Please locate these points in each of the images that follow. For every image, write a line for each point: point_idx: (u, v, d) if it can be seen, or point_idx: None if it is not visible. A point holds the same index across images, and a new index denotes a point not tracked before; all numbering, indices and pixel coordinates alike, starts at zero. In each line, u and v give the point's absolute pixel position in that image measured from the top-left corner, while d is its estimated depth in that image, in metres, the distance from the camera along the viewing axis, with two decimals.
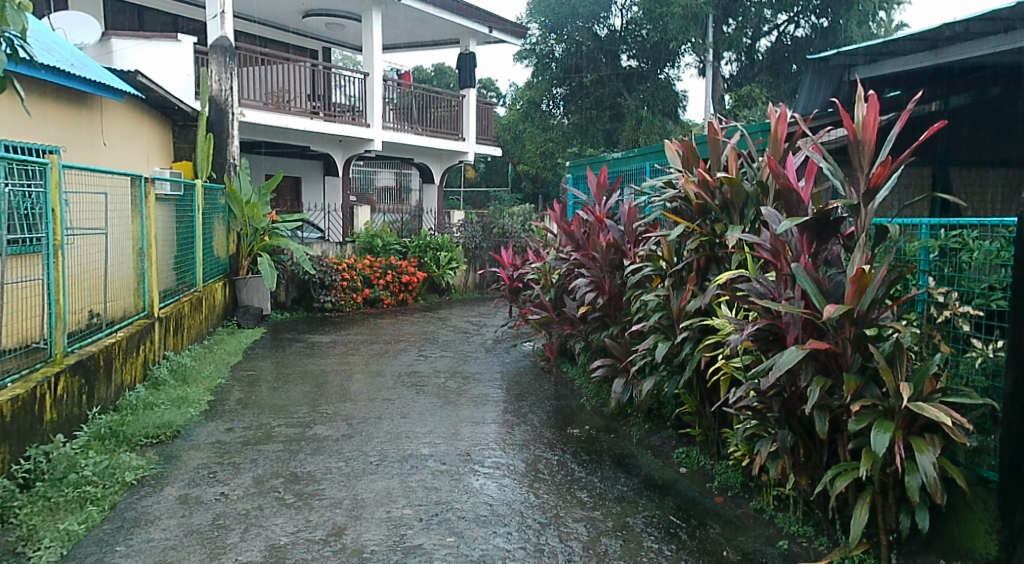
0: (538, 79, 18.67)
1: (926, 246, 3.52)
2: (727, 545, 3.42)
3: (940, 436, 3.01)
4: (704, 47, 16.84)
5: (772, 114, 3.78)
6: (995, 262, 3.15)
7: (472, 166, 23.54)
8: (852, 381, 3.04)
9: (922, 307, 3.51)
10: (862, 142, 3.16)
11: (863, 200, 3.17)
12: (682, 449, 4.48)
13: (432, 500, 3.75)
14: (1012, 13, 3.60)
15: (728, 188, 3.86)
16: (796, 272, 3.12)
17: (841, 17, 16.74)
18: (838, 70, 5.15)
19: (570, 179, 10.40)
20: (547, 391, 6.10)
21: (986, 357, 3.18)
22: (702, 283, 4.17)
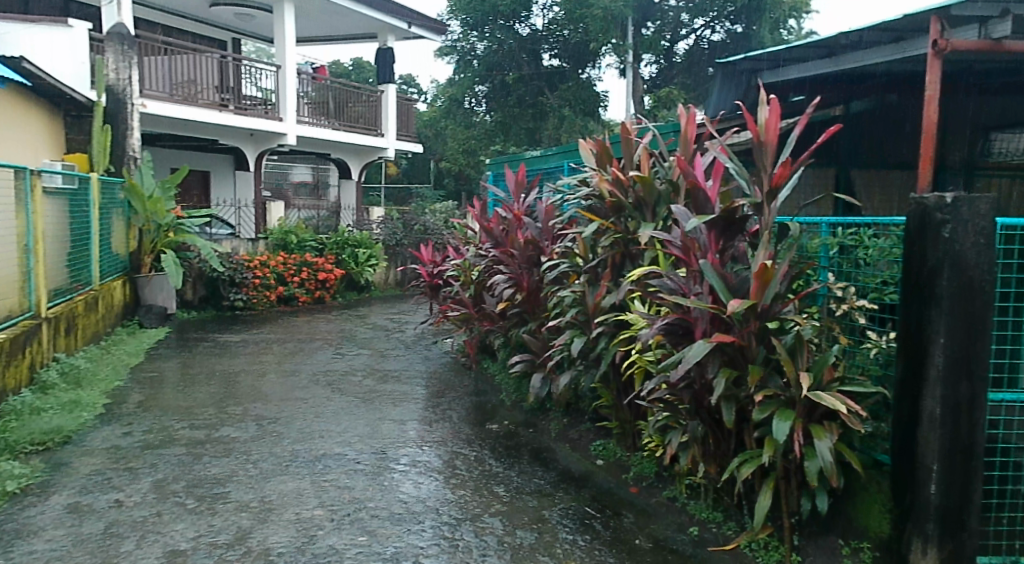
0: (460, 76, 18.92)
1: (826, 244, 3.71)
2: (640, 533, 3.54)
3: (837, 424, 3.18)
4: (624, 48, 16.95)
5: (682, 114, 3.87)
6: (888, 258, 3.36)
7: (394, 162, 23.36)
8: (755, 372, 3.18)
9: (822, 301, 3.69)
10: (765, 143, 3.26)
11: (766, 199, 3.29)
12: (599, 441, 4.55)
13: (344, 499, 3.70)
14: (902, 25, 3.80)
15: (641, 186, 3.95)
16: (704, 268, 3.22)
17: (755, 23, 17.28)
18: (746, 74, 5.45)
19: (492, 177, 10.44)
20: (466, 388, 6.10)
21: (881, 348, 3.38)
22: (617, 279, 4.28)
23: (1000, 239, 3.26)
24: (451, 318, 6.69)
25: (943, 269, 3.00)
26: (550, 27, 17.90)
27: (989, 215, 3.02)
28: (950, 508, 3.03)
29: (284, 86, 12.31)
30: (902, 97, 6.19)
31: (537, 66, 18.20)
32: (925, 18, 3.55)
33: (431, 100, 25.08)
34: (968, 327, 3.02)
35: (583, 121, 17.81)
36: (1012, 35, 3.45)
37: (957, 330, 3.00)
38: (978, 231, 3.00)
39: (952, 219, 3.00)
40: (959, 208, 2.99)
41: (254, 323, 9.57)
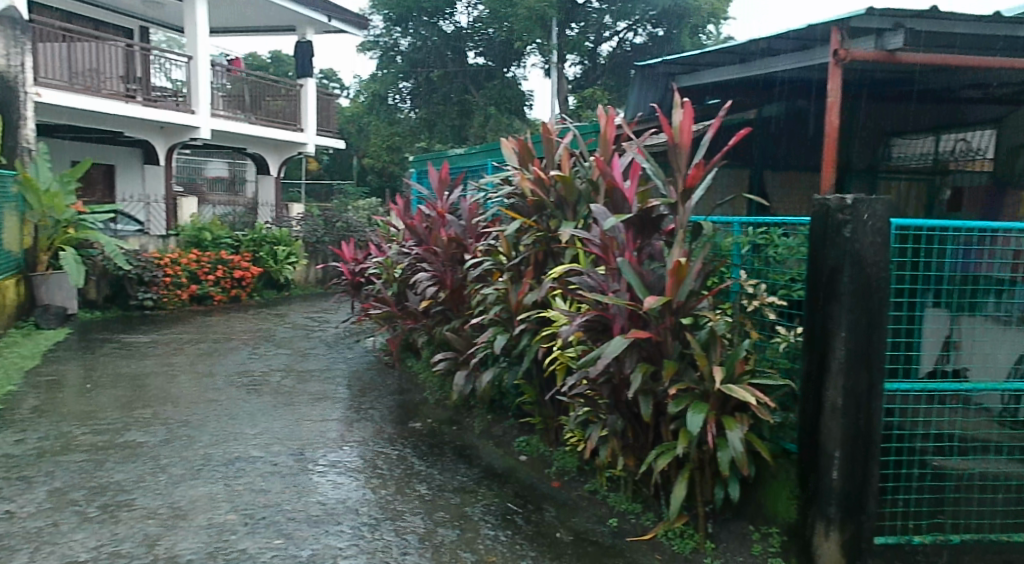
0: (384, 72, 18.85)
1: (738, 242, 3.86)
2: (561, 527, 3.60)
3: (748, 415, 3.32)
4: (549, 48, 16.94)
5: (601, 115, 3.95)
6: (795, 256, 3.52)
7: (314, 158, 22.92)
8: (671, 366, 3.28)
9: (735, 298, 3.83)
10: (679, 144, 3.36)
11: (681, 199, 3.39)
12: (523, 437, 4.59)
13: (259, 503, 3.61)
14: (807, 35, 3.98)
15: (562, 185, 4.01)
16: (622, 266, 3.30)
17: (675, 27, 17.71)
18: (664, 78, 5.57)
19: (415, 175, 10.50)
20: (389, 387, 6.04)
21: (788, 341, 3.54)
22: (539, 277, 4.32)
23: (896, 238, 3.46)
24: (373, 316, 6.61)
25: (844, 267, 3.17)
26: (474, 25, 18.01)
27: (885, 217, 3.20)
28: (850, 491, 3.21)
29: (196, 77, 11.92)
30: (809, 103, 6.49)
31: (462, 64, 18.24)
32: (827, 27, 3.71)
33: (354, 95, 24.67)
34: (869, 321, 3.20)
35: (507, 118, 17.74)
36: (903, 46, 3.69)
37: (858, 324, 3.18)
38: (875, 231, 3.19)
39: (852, 219, 3.18)
40: (858, 209, 3.17)
41: (164, 323, 9.22)
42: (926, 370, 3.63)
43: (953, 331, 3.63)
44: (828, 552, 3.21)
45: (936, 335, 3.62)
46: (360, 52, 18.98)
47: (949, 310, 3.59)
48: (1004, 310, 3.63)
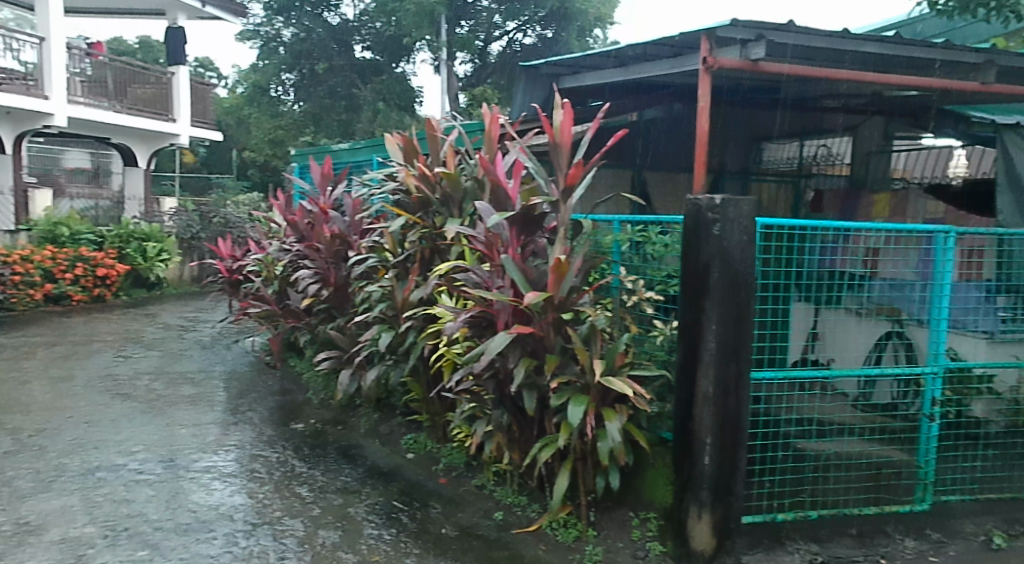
0: (265, 62, 18.18)
1: (618, 240, 4.01)
2: (447, 522, 3.61)
3: (627, 406, 3.45)
4: (438, 45, 16.80)
5: (486, 114, 3.97)
6: (671, 253, 3.69)
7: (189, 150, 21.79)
8: (552, 361, 3.36)
9: (615, 293, 3.97)
10: (560, 144, 3.43)
11: (562, 197, 3.47)
12: (410, 435, 4.56)
13: (122, 514, 3.41)
14: (681, 42, 4.16)
15: (447, 182, 4.01)
16: (505, 262, 3.34)
17: (564, 30, 18.05)
18: (547, 78, 5.64)
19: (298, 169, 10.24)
20: (269, 388, 5.84)
21: (665, 335, 3.70)
22: (425, 274, 4.32)
23: (761, 236, 3.69)
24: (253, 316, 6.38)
25: (714, 264, 3.35)
26: (361, 18, 17.68)
27: (751, 216, 3.41)
28: (720, 475, 3.39)
29: (49, 60, 11.06)
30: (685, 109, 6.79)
31: (349, 58, 17.88)
32: (696, 35, 3.90)
33: (233, 84, 23.64)
34: (737, 315, 3.39)
35: (397, 114, 17.51)
36: (765, 56, 3.91)
37: (727, 318, 3.37)
38: (742, 229, 3.39)
39: (721, 219, 3.37)
40: (727, 209, 3.36)
41: (14, 325, 8.53)
42: (793, 359, 3.95)
43: (818, 322, 3.94)
44: (700, 534, 3.39)
45: (799, 325, 3.92)
46: (238, 41, 18.21)
47: (813, 303, 3.89)
48: (861, 304, 4.02)
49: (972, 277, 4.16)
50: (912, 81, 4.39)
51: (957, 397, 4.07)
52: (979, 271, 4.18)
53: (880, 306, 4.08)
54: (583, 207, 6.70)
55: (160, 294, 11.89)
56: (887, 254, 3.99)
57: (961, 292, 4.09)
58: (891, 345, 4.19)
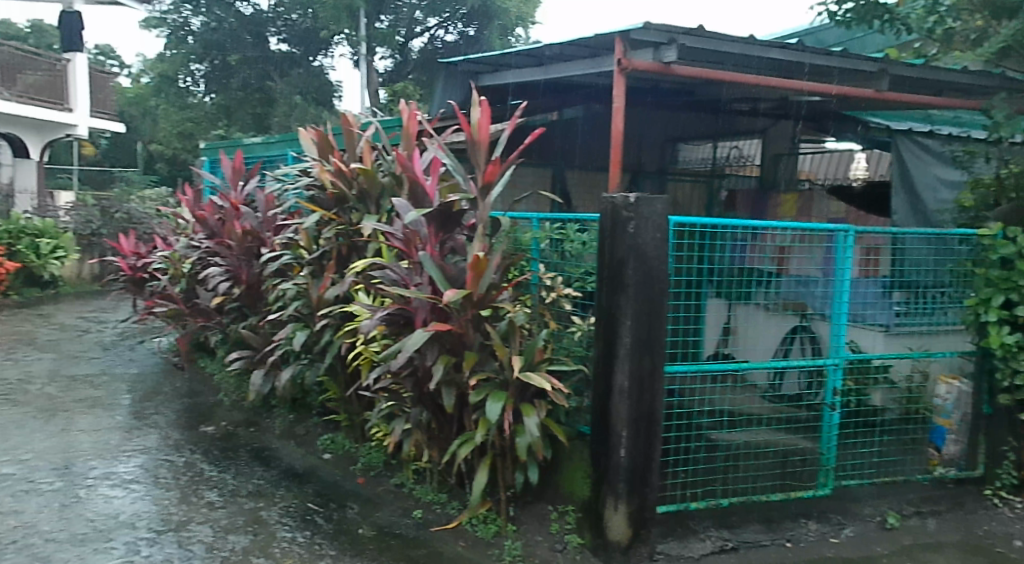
0: (172, 52, 17.42)
1: (537, 238, 4.06)
2: (364, 522, 3.57)
3: (545, 402, 3.49)
4: (357, 39, 16.51)
5: (403, 110, 3.93)
6: (588, 251, 3.76)
7: (89, 142, 20.66)
8: (471, 357, 3.37)
9: (533, 289, 4.01)
10: (477, 141, 3.43)
11: (481, 194, 3.47)
12: (327, 435, 4.48)
13: (10, 526, 3.22)
14: (597, 43, 4.22)
15: (364, 178, 3.96)
16: (423, 259, 3.32)
17: (485, 28, 18.06)
18: (465, 76, 5.63)
19: (207, 165, 9.81)
20: (177, 390, 5.62)
21: (584, 331, 3.77)
22: (342, 271, 4.25)
23: (674, 234, 3.80)
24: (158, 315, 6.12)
25: (629, 261, 3.43)
26: (276, 9, 17.17)
27: (664, 214, 3.51)
28: (636, 467, 3.48)
29: None
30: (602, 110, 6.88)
31: (262, 50, 17.36)
32: (611, 37, 3.97)
33: (138, 74, 22.57)
34: (650, 311, 3.48)
35: (314, 108, 17.10)
36: (677, 60, 4.02)
37: (642, 313, 3.45)
38: (655, 227, 3.48)
39: (635, 216, 3.44)
40: (641, 207, 3.44)
41: None
42: (708, 354, 4.06)
43: (731, 317, 4.10)
44: (617, 524, 3.47)
45: (711, 320, 4.06)
46: (142, 28, 17.38)
47: (727, 299, 4.04)
48: (770, 299, 4.18)
49: (871, 273, 4.39)
50: (814, 87, 4.61)
51: (857, 386, 4.31)
52: (876, 268, 4.40)
53: (788, 301, 4.25)
54: (503, 204, 6.74)
55: (55, 293, 11.34)
56: (794, 252, 4.15)
57: (860, 288, 4.33)
58: (798, 338, 4.33)
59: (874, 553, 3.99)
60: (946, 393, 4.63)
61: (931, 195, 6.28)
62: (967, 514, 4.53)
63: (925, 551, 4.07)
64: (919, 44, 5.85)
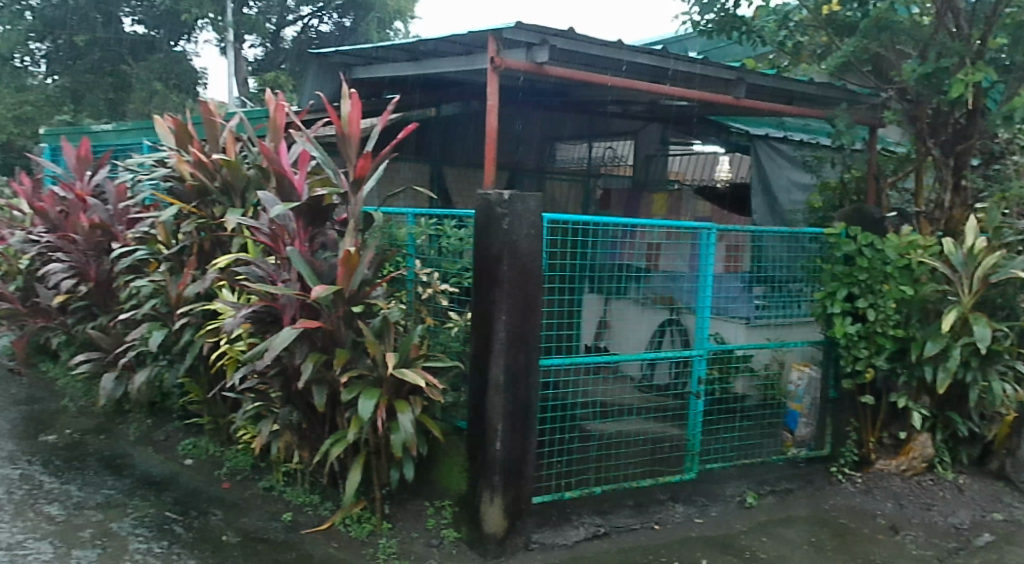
0: (9, 29, 15.96)
1: (412, 233, 4.04)
2: (227, 529, 3.43)
3: (421, 398, 3.48)
4: (223, 25, 15.77)
5: (270, 101, 3.79)
6: (463, 247, 3.79)
7: None
8: (342, 355, 3.31)
9: (410, 286, 4.01)
10: (348, 135, 3.37)
11: (352, 188, 3.40)
12: (189, 440, 4.28)
13: None
14: (469, 41, 4.24)
15: (227, 170, 3.80)
16: (291, 255, 3.23)
17: (362, 20, 17.64)
18: (339, 67, 5.47)
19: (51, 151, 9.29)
20: (13, 397, 5.17)
21: (461, 327, 3.79)
22: (204, 267, 4.07)
23: (548, 231, 3.88)
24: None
25: (504, 257, 3.48)
26: None
27: (537, 211, 3.58)
28: (511, 459, 3.54)
29: None
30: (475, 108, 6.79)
31: (116, 31, 16.26)
32: (484, 36, 3.99)
33: None
34: (524, 306, 3.55)
35: (176, 95, 16.16)
36: (549, 61, 4.09)
37: (516, 308, 3.52)
38: (529, 225, 3.54)
39: (510, 213, 3.49)
40: (514, 205, 3.50)
41: None
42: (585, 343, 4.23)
43: (606, 312, 4.29)
44: (492, 517, 3.51)
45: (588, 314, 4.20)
46: None
47: (602, 294, 4.23)
48: (643, 295, 4.40)
49: (735, 268, 4.72)
50: (678, 92, 4.84)
51: (720, 375, 4.58)
52: (739, 264, 4.73)
53: (660, 296, 4.45)
54: (378, 199, 6.63)
55: None
56: (665, 249, 4.37)
57: (724, 282, 4.59)
58: (669, 332, 4.59)
59: (734, 530, 4.27)
60: (797, 379, 5.06)
61: (785, 196, 6.85)
62: (817, 491, 4.92)
63: (778, 525, 4.40)
64: (772, 56, 6.31)
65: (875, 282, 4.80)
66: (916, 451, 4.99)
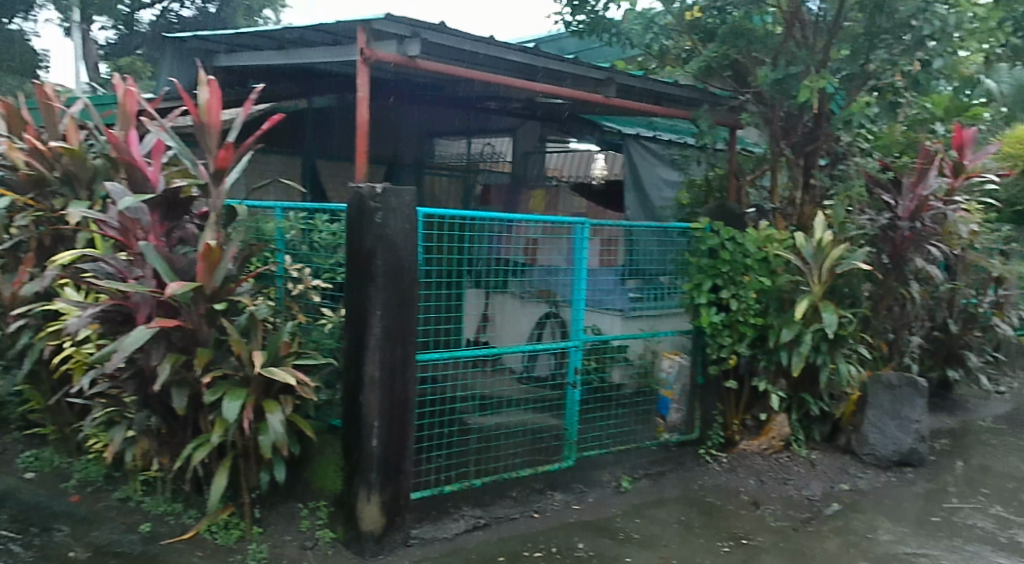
0: None
1: (281, 228, 3.91)
2: (76, 544, 3.21)
3: (292, 397, 3.38)
4: (67, 3, 14.55)
5: (118, 87, 3.55)
6: (336, 242, 3.73)
7: None
8: (203, 354, 3.17)
9: (279, 282, 3.87)
10: (207, 124, 3.23)
11: (213, 180, 3.24)
12: (30, 452, 4.02)
13: None
14: (338, 31, 4.14)
15: (68, 160, 3.58)
16: (145, 250, 3.05)
17: (227, 6, 16.79)
18: (199, 55, 5.27)
19: None
20: None
21: (334, 323, 3.71)
22: (44, 264, 3.78)
23: (424, 225, 3.86)
24: None
25: (378, 252, 3.44)
26: None
27: (412, 205, 3.55)
28: (388, 456, 3.51)
29: None
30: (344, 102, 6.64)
31: None
32: (353, 27, 3.91)
33: None
34: (400, 300, 3.52)
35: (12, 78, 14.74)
36: (420, 54, 4.07)
37: (391, 303, 3.48)
38: (404, 219, 3.52)
39: (383, 207, 3.46)
40: (388, 198, 3.46)
41: None
42: (468, 338, 4.17)
43: (488, 305, 4.24)
44: (370, 515, 3.47)
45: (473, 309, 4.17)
46: None
47: (484, 288, 4.20)
48: (523, 289, 4.46)
49: (609, 262, 4.85)
50: (550, 89, 4.95)
51: (596, 366, 4.77)
52: (615, 258, 4.85)
53: (539, 290, 4.54)
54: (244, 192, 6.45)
55: None
56: (543, 244, 4.45)
57: (599, 276, 4.74)
58: (549, 324, 4.64)
59: (610, 514, 4.44)
60: (669, 367, 5.25)
61: (657, 194, 7.16)
62: (686, 472, 5.19)
63: (650, 507, 4.61)
64: (641, 58, 6.60)
65: (736, 274, 5.14)
66: (774, 431, 5.43)
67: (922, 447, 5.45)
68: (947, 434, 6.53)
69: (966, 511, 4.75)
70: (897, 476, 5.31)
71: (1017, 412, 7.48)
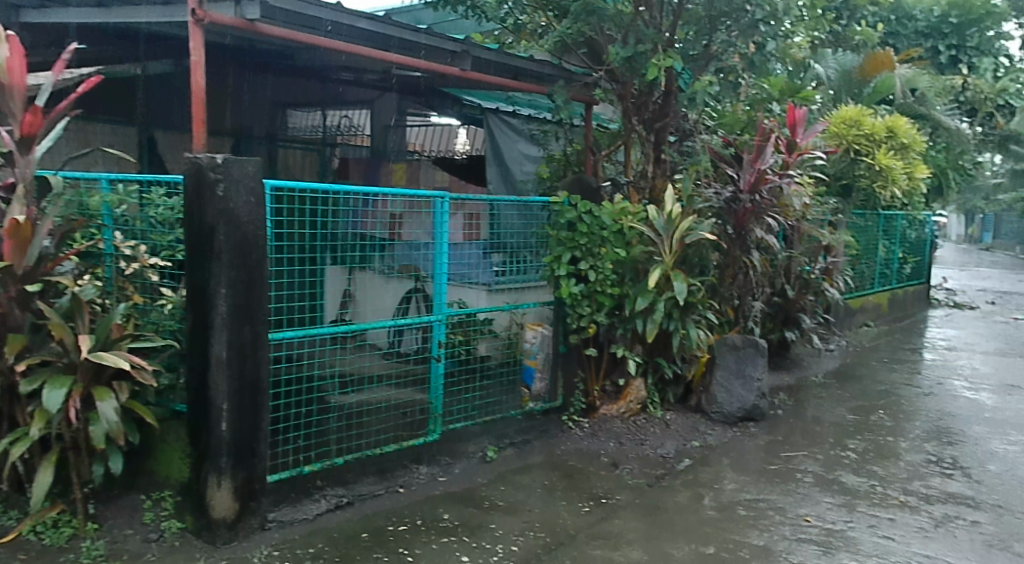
0: None
1: (108, 201, 3.55)
2: None
3: (127, 383, 3.16)
4: None
5: None
6: (175, 217, 3.49)
7: None
8: (16, 341, 2.93)
9: (109, 260, 3.59)
10: (8, 86, 2.92)
11: (20, 148, 2.96)
12: None
13: None
14: None
15: None
16: None
17: None
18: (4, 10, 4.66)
19: None
20: None
21: (174, 303, 3.50)
22: None
23: (272, 199, 3.68)
24: None
25: (220, 225, 3.26)
26: None
27: (256, 177, 3.39)
28: (239, 438, 3.36)
29: None
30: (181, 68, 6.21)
31: None
32: None
33: None
34: (247, 276, 3.37)
35: None
36: (261, 17, 3.88)
37: (237, 280, 3.32)
38: (248, 191, 3.35)
39: (224, 178, 3.27)
40: (230, 169, 3.28)
41: None
42: (331, 318, 4.23)
43: (351, 283, 4.32)
44: (220, 501, 3.32)
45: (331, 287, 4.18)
46: None
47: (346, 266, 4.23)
48: (386, 265, 4.49)
49: (471, 236, 4.86)
50: (405, 60, 4.88)
51: (462, 339, 4.76)
52: (477, 232, 4.88)
53: (402, 265, 4.56)
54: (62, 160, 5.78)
55: None
56: (405, 217, 4.38)
57: (459, 249, 4.75)
58: (415, 300, 4.67)
59: (475, 483, 4.51)
60: (532, 338, 5.35)
61: (518, 168, 7.26)
62: (549, 438, 5.35)
63: (515, 474, 4.73)
64: (498, 32, 6.62)
65: (594, 247, 5.29)
66: (632, 395, 5.70)
67: (762, 402, 5.94)
68: (786, 390, 7.13)
69: (800, 458, 5.24)
70: (741, 431, 5.75)
71: (845, 368, 8.29)
